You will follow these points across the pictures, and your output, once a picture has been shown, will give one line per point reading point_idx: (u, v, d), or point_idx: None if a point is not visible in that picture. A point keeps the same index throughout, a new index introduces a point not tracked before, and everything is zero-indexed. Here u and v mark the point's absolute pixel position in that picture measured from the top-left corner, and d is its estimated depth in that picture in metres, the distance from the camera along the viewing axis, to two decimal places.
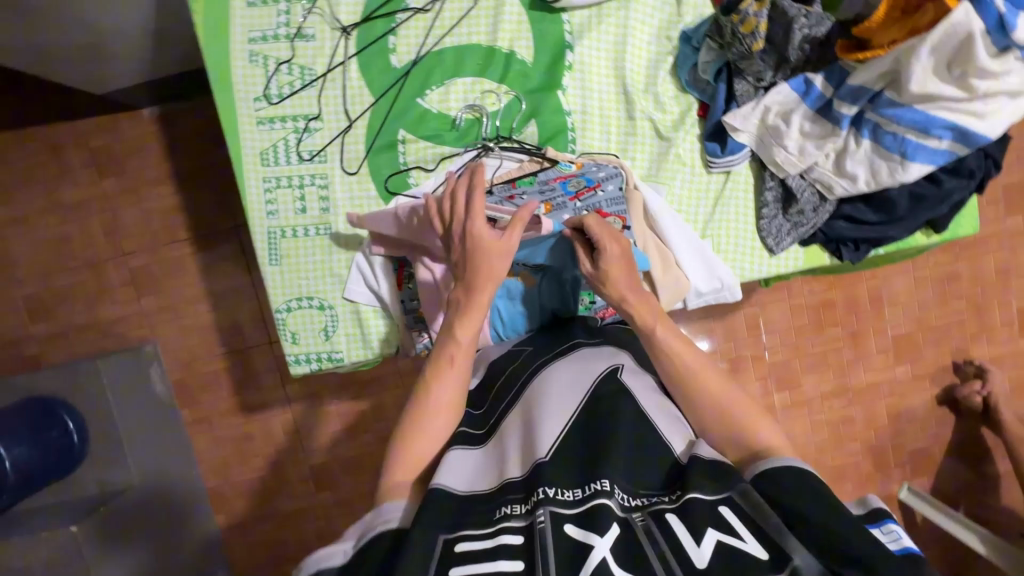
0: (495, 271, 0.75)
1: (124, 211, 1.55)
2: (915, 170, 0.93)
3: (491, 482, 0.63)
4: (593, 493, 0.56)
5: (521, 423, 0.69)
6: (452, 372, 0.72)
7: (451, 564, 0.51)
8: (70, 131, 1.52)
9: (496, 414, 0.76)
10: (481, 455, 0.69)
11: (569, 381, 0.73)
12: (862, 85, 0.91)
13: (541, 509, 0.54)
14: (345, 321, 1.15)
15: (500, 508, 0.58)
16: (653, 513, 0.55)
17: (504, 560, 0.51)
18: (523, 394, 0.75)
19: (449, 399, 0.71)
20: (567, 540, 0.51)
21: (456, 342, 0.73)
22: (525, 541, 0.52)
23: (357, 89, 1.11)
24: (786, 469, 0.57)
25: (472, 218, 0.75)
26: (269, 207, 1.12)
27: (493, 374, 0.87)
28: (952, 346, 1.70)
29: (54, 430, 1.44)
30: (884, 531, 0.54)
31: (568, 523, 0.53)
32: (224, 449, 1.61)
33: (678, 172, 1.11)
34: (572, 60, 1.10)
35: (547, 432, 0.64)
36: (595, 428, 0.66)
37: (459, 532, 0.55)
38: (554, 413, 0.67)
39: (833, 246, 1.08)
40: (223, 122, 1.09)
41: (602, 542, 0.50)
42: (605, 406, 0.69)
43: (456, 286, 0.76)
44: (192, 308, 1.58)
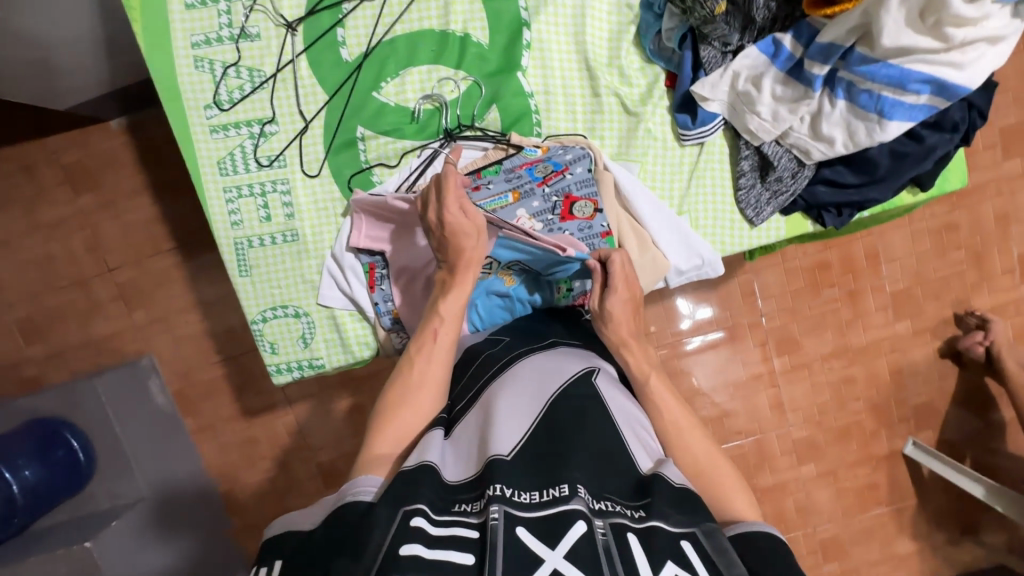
0: (473, 254, 0.84)
1: (105, 225, 1.50)
2: (894, 129, 0.88)
3: (461, 473, 0.62)
4: (552, 500, 0.54)
5: (484, 416, 0.67)
6: (434, 346, 0.78)
7: (404, 542, 0.49)
8: (40, 148, 1.47)
9: (461, 406, 0.74)
10: (447, 445, 0.67)
11: (538, 378, 0.73)
12: (833, 43, 0.86)
13: (494, 506, 0.52)
14: (323, 326, 1.13)
15: (457, 503, 0.57)
16: (615, 528, 0.54)
17: (455, 552, 0.50)
18: (489, 386, 0.73)
19: (433, 375, 0.75)
20: (517, 542, 0.50)
21: (440, 319, 0.81)
22: (479, 536, 0.52)
23: (309, 88, 1.06)
24: (761, 535, 0.58)
25: (445, 208, 0.84)
26: (233, 218, 1.09)
27: (464, 360, 0.86)
28: (952, 298, 1.66)
29: (59, 450, 1.46)
30: None
31: (521, 526, 0.51)
32: (230, 455, 1.58)
33: (650, 148, 1.06)
34: (530, 39, 1.05)
35: (511, 431, 0.63)
36: (559, 429, 0.64)
37: (416, 506, 0.54)
38: (520, 411, 0.67)
39: (815, 213, 1.04)
40: (176, 133, 1.05)
41: (552, 555, 0.49)
42: (573, 408, 0.68)
43: (442, 267, 0.86)
44: (184, 318, 1.54)
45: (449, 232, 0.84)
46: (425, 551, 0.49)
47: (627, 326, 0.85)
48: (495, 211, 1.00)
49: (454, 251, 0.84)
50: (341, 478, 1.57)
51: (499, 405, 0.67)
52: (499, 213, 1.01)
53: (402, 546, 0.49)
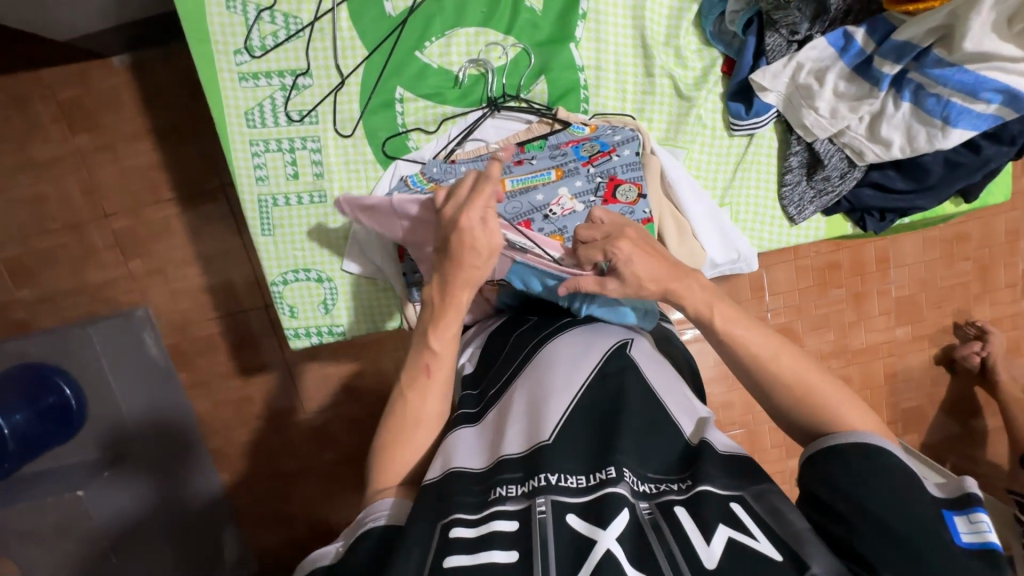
0: (475, 277, 0.68)
1: (102, 168, 1.39)
2: (956, 137, 0.87)
3: (484, 459, 0.58)
4: (600, 483, 0.50)
5: (526, 397, 0.62)
6: (429, 383, 0.66)
7: (445, 555, 0.46)
8: (33, 79, 1.34)
9: (494, 390, 0.68)
10: (476, 434, 0.62)
11: (573, 356, 0.65)
12: (909, 42, 0.84)
13: (540, 498, 0.49)
14: (346, 292, 1.10)
15: (495, 488, 0.53)
16: (661, 507, 0.50)
17: (499, 550, 0.46)
18: (526, 363, 0.67)
19: (434, 412, 0.66)
20: (570, 532, 0.46)
21: (431, 349, 0.67)
22: (520, 527, 0.47)
23: (348, 41, 1.00)
24: (859, 450, 0.53)
25: (469, 209, 0.65)
26: (258, 173, 1.04)
27: (492, 347, 0.79)
28: (954, 307, 1.66)
29: (51, 396, 1.38)
30: (969, 521, 0.47)
31: (570, 513, 0.48)
32: (225, 413, 1.52)
33: (698, 135, 1.04)
34: (587, 9, 0.99)
35: (552, 410, 0.58)
36: (603, 411, 0.59)
37: (453, 516, 0.50)
38: (558, 388, 0.61)
39: (857, 216, 1.05)
40: (203, 80, 0.99)
41: (605, 536, 0.45)
42: (612, 384, 0.62)
43: (431, 282, 0.69)
44: (182, 272, 1.45)
45: (455, 242, 0.66)
46: (470, 556, 0.46)
47: (662, 272, 0.67)
48: (534, 186, 0.96)
49: (454, 266, 0.66)
50: (335, 441, 1.54)
51: (537, 390, 0.62)
52: (539, 189, 0.96)
53: (447, 558, 0.46)
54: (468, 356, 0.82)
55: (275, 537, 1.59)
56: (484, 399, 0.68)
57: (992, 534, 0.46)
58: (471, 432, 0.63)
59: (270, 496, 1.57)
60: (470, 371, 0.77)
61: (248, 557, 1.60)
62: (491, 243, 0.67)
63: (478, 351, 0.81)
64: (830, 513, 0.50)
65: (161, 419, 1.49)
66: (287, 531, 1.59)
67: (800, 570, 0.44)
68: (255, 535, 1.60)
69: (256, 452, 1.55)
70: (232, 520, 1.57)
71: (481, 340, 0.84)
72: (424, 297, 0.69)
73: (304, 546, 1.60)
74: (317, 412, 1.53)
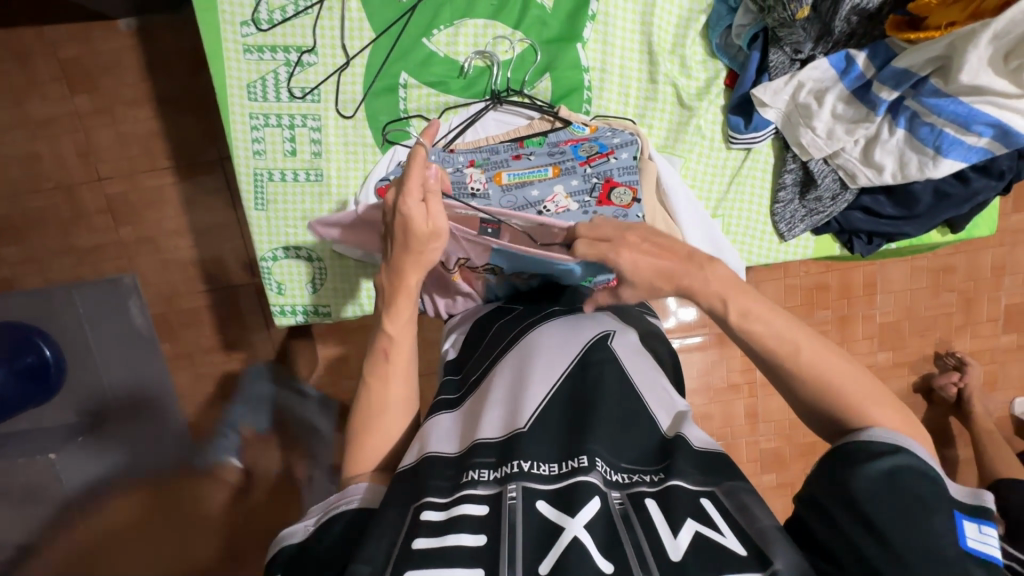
0: (424, 259, 0.68)
1: (99, 130, 1.38)
2: (946, 167, 0.88)
3: (457, 445, 0.58)
4: (571, 471, 0.51)
5: (506, 385, 0.63)
6: (388, 367, 0.66)
7: (413, 537, 0.47)
8: (35, 37, 1.32)
9: (476, 374, 0.69)
10: (454, 420, 0.63)
11: (554, 347, 0.67)
12: (908, 69, 0.85)
13: (512, 484, 0.49)
14: (334, 273, 1.10)
15: (468, 471, 0.53)
16: (633, 497, 0.51)
17: (466, 534, 0.46)
18: (508, 350, 0.69)
19: (399, 395, 0.66)
20: (538, 518, 0.47)
21: (386, 334, 0.67)
22: (490, 512, 0.48)
23: (356, 22, 1.00)
24: (864, 447, 0.53)
25: (404, 197, 0.65)
26: (256, 146, 1.03)
27: (474, 334, 0.81)
28: (936, 336, 1.67)
29: (28, 356, 1.31)
30: (980, 531, 0.49)
31: (540, 500, 0.48)
32: (205, 387, 1.51)
33: (696, 145, 1.05)
34: (596, 10, 1.00)
35: (530, 400, 0.59)
36: (581, 400, 0.60)
37: (426, 498, 0.51)
38: (538, 378, 0.62)
39: (845, 237, 1.07)
40: (207, 49, 0.98)
41: (572, 524, 0.46)
42: (590, 377, 0.63)
43: (382, 270, 0.70)
44: (173, 242, 1.44)
45: (397, 226, 0.66)
46: (438, 539, 0.46)
47: (672, 269, 0.67)
48: (530, 182, 0.97)
49: (401, 251, 0.67)
50: None
51: (517, 378, 0.63)
52: (535, 185, 0.97)
53: (415, 540, 0.46)
54: (451, 343, 0.84)
55: None
56: (465, 386, 0.69)
57: (997, 549, 0.48)
58: (450, 418, 0.64)
59: None
60: (453, 356, 0.79)
61: None
62: (432, 228, 0.67)
63: (461, 339, 0.83)
64: (818, 511, 0.52)
65: (139, 387, 1.47)
66: None
67: (764, 565, 0.44)
68: None
69: None
70: None
71: (466, 327, 0.85)
72: (376, 288, 0.70)
73: None
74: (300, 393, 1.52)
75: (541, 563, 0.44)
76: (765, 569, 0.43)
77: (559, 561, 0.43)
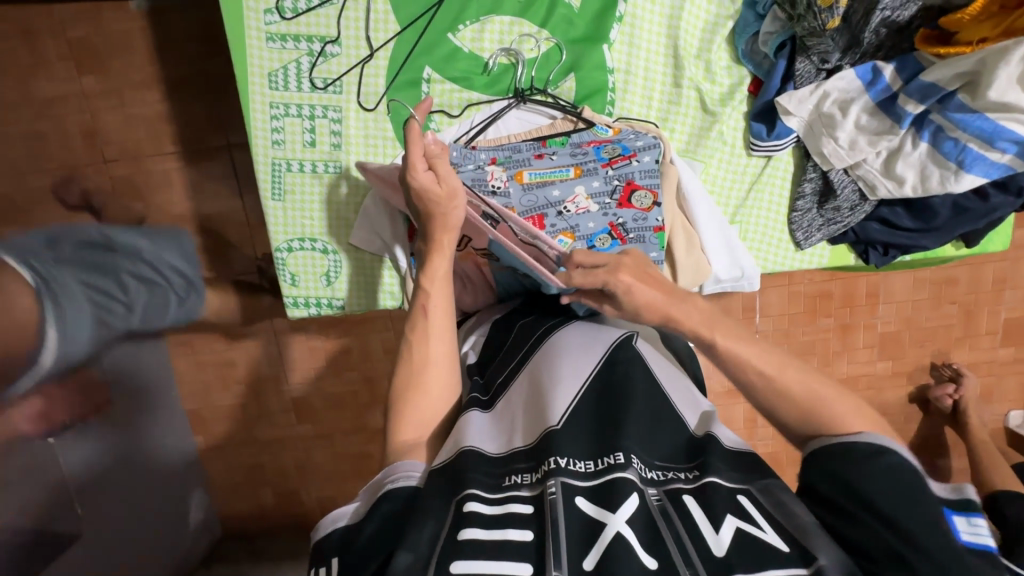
0: (452, 221, 0.73)
1: (106, 112, 1.36)
2: (967, 181, 0.89)
3: (498, 445, 0.58)
4: (607, 467, 0.51)
5: (534, 385, 0.63)
6: (427, 323, 0.69)
7: (461, 528, 0.47)
8: (44, 14, 1.29)
9: (501, 378, 0.69)
10: (486, 419, 0.63)
11: (580, 347, 0.68)
12: (934, 84, 0.85)
13: (552, 480, 0.49)
14: (349, 266, 1.09)
15: (510, 475, 0.54)
16: (670, 493, 0.51)
17: (513, 530, 0.47)
18: (533, 352, 0.69)
19: (441, 352, 0.68)
20: (578, 514, 0.47)
21: (425, 294, 0.71)
22: (535, 511, 0.48)
23: (382, 14, 0.99)
24: (861, 448, 0.55)
25: (411, 169, 0.70)
26: (275, 136, 1.02)
27: (496, 334, 0.80)
28: (935, 346, 1.66)
29: None
30: (969, 523, 0.51)
31: (580, 496, 0.48)
32: (207, 374, 1.51)
33: (717, 151, 1.06)
34: (623, 12, 1.00)
35: (560, 400, 0.59)
36: (611, 398, 0.60)
37: (468, 490, 0.51)
38: (566, 378, 0.62)
39: (861, 247, 1.08)
40: (229, 35, 0.97)
41: (614, 519, 0.46)
42: (619, 376, 0.63)
43: (417, 239, 0.75)
44: (179, 228, 1.42)
45: (414, 195, 0.72)
46: (485, 532, 0.46)
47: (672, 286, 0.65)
48: (552, 182, 0.96)
49: (430, 219, 0.72)
50: (315, 413, 1.52)
51: (547, 375, 0.63)
52: (556, 185, 0.96)
53: (464, 531, 0.46)
54: (471, 344, 0.83)
55: (246, 501, 1.59)
56: (492, 386, 0.69)
57: (989, 538, 0.49)
58: (482, 416, 0.63)
59: (246, 459, 1.56)
60: (474, 361, 0.78)
61: (213, 521, 1.59)
62: (451, 189, 0.71)
63: (482, 342, 0.82)
64: (840, 512, 0.52)
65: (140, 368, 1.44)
66: (255, 498, 1.59)
67: (807, 562, 0.44)
68: (225, 497, 1.58)
69: (235, 415, 1.54)
70: (202, 483, 1.55)
71: (486, 329, 0.84)
72: (415, 255, 0.75)
73: (271, 515, 1.60)
74: (301, 383, 1.51)
75: (586, 559, 0.44)
76: (808, 567, 0.44)
77: (604, 557, 0.44)
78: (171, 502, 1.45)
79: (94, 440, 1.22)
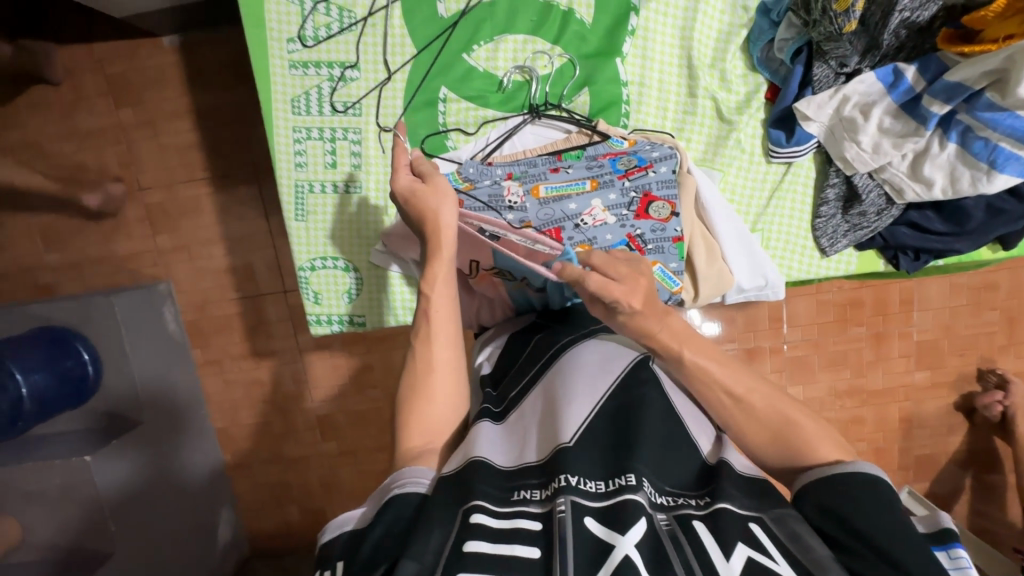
0: (443, 221, 0.71)
1: (141, 143, 1.42)
2: (1001, 182, 0.86)
3: (508, 460, 0.58)
4: (619, 489, 0.50)
5: (548, 400, 0.62)
6: (432, 330, 0.69)
7: (468, 537, 0.46)
8: (85, 54, 1.37)
9: (515, 391, 0.68)
10: (497, 432, 0.62)
11: (597, 361, 0.66)
12: (962, 82, 0.82)
13: (562, 497, 0.48)
14: (370, 283, 1.11)
15: (518, 490, 0.53)
16: (679, 519, 0.50)
17: (520, 545, 0.46)
18: (548, 367, 0.68)
19: (442, 359, 0.68)
20: (588, 535, 0.46)
21: (429, 301, 0.70)
22: (543, 528, 0.48)
23: (399, 38, 1.02)
24: (852, 478, 0.53)
25: (394, 176, 0.73)
26: (298, 159, 1.06)
27: (514, 345, 0.81)
28: (977, 354, 1.58)
29: (69, 360, 1.27)
30: (951, 557, 0.49)
31: (589, 517, 0.47)
32: (235, 393, 1.54)
33: (735, 159, 1.05)
34: (636, 25, 1.01)
35: (573, 416, 0.58)
36: (628, 414, 0.59)
37: (475, 502, 0.50)
38: (581, 395, 0.61)
39: (891, 253, 1.05)
40: (255, 65, 1.01)
41: (623, 542, 0.45)
42: (636, 394, 0.61)
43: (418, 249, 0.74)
44: (207, 250, 1.47)
45: (404, 203, 0.73)
46: (491, 546, 0.46)
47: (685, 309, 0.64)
48: (568, 195, 0.96)
49: (424, 223, 0.72)
50: (338, 431, 1.53)
51: (562, 389, 0.62)
52: (572, 199, 0.96)
53: (469, 542, 0.46)
54: (485, 356, 0.83)
55: (271, 518, 1.60)
56: (505, 400, 0.68)
57: (972, 570, 0.47)
58: (493, 428, 0.63)
59: (271, 477, 1.57)
60: (488, 371, 0.79)
61: (241, 538, 1.60)
62: (436, 185, 0.72)
63: (497, 352, 0.82)
64: (840, 547, 0.50)
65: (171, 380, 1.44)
66: (280, 516, 1.60)
67: None
68: (250, 515, 1.60)
69: (260, 432, 1.56)
70: (229, 501, 1.56)
71: (502, 340, 0.85)
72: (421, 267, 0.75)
73: (296, 533, 1.60)
74: (324, 400, 1.53)
75: None
76: None
77: None
78: (199, 521, 1.46)
79: (132, 458, 1.28)
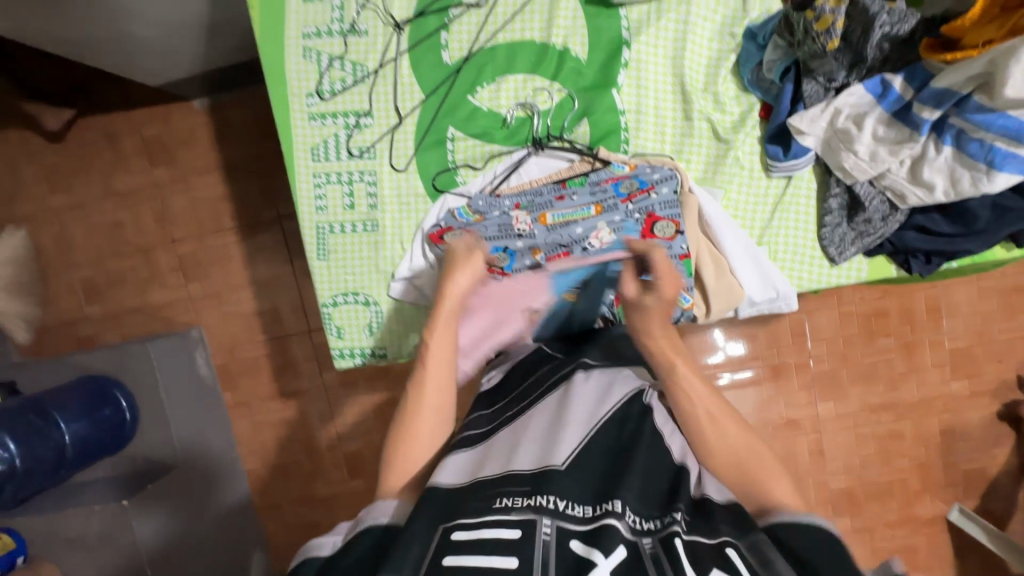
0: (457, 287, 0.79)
1: (175, 198, 1.53)
2: (1002, 181, 0.87)
3: (498, 466, 0.60)
4: (603, 513, 0.52)
5: (549, 422, 0.65)
6: (436, 363, 0.73)
7: (445, 555, 0.49)
8: (125, 120, 1.50)
9: (510, 412, 0.71)
10: (486, 451, 0.65)
11: (597, 394, 0.69)
12: (949, 88, 0.86)
13: (546, 519, 0.51)
14: (390, 316, 1.15)
15: (499, 497, 0.54)
16: (663, 540, 0.50)
17: (498, 556, 0.48)
18: (545, 395, 0.71)
19: (433, 404, 0.71)
20: (569, 557, 0.48)
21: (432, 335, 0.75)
22: (521, 536, 0.49)
23: (408, 85, 1.10)
24: (811, 528, 0.52)
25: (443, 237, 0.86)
26: (318, 202, 1.12)
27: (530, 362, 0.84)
28: (1016, 360, 1.53)
29: (107, 409, 1.32)
30: None
31: (571, 540, 0.50)
32: (265, 433, 1.58)
33: (736, 176, 1.08)
34: (629, 58, 1.07)
35: (567, 441, 0.61)
36: (619, 449, 0.62)
37: (455, 520, 0.53)
38: (577, 420, 0.64)
39: (902, 257, 1.04)
40: (277, 119, 1.10)
41: (604, 563, 0.47)
42: (629, 429, 0.65)
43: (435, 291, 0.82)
44: (237, 295, 1.54)
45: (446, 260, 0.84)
46: (471, 557, 0.48)
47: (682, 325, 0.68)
48: (575, 220, 1.00)
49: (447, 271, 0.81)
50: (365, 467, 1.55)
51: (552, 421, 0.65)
52: (578, 224, 0.99)
53: (446, 557, 0.49)
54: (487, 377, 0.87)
55: None
56: (500, 417, 0.71)
57: None
58: (479, 450, 0.65)
59: (302, 517, 1.59)
60: (486, 388, 0.82)
61: None
62: (472, 259, 0.83)
63: (499, 375, 0.85)
64: None
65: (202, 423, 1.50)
66: None
67: None
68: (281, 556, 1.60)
69: (290, 471, 1.58)
70: (261, 544, 1.57)
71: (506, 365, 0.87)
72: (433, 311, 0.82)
73: None
74: (351, 437, 1.55)
75: None
76: None
77: None
78: (231, 565, 1.47)
79: (165, 510, 1.29)
